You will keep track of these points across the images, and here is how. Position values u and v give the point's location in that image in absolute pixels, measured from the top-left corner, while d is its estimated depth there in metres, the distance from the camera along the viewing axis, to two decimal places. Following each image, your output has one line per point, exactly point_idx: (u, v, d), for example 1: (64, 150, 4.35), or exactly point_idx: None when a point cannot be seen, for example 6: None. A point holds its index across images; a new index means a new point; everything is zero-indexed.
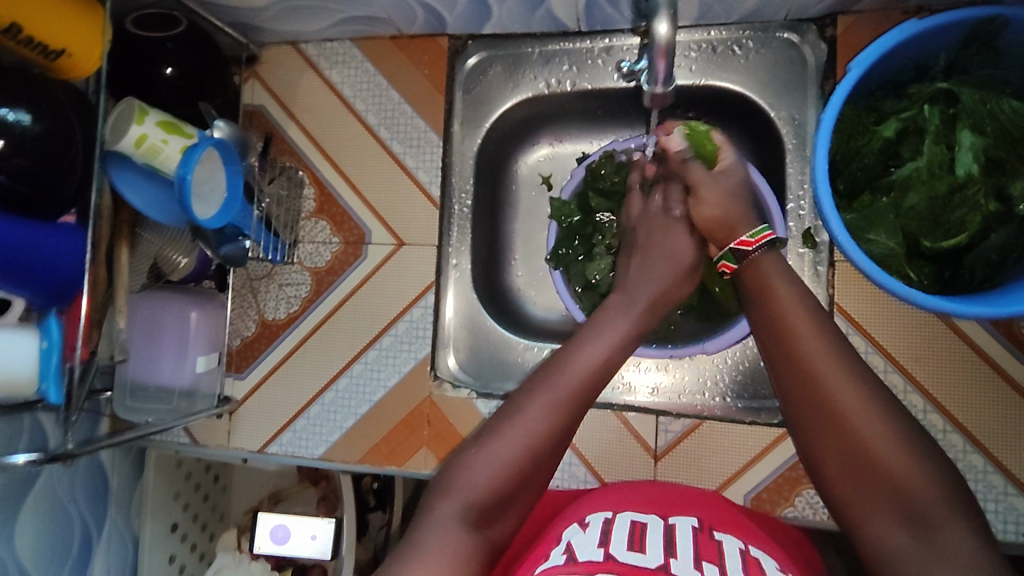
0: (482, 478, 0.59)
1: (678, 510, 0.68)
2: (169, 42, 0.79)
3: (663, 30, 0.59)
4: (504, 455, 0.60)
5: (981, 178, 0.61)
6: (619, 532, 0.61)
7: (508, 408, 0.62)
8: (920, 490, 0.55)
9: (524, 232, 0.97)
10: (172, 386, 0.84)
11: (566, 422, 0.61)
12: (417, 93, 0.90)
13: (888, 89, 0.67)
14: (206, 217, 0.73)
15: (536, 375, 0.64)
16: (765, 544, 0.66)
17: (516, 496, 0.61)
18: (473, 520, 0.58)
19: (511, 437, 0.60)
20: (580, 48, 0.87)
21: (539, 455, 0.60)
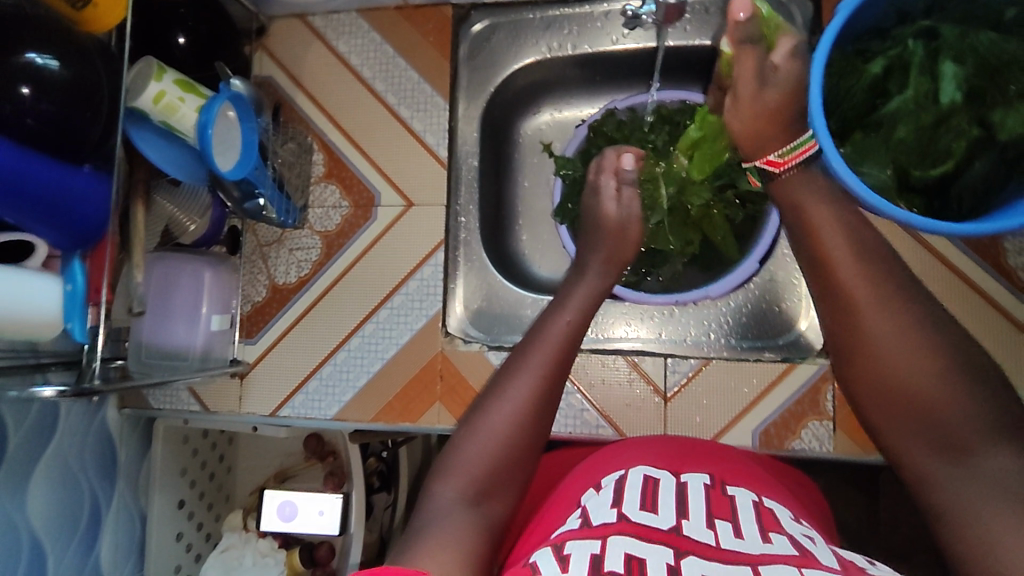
0: (475, 454, 0.60)
1: (689, 466, 0.68)
2: (182, 9, 0.83)
3: None
4: (491, 432, 0.61)
5: (964, 107, 0.65)
6: (632, 489, 0.61)
7: (492, 388, 0.64)
8: (959, 419, 0.51)
9: (529, 195, 1.00)
10: (185, 345, 0.85)
11: (545, 389, 0.64)
12: (423, 59, 0.93)
13: (873, 34, 0.70)
14: (227, 168, 0.76)
15: (515, 354, 0.67)
16: (777, 495, 0.66)
17: (514, 473, 0.62)
18: (474, 495, 0.59)
19: (496, 412, 0.62)
20: (579, 13, 0.91)
21: (524, 427, 0.62)
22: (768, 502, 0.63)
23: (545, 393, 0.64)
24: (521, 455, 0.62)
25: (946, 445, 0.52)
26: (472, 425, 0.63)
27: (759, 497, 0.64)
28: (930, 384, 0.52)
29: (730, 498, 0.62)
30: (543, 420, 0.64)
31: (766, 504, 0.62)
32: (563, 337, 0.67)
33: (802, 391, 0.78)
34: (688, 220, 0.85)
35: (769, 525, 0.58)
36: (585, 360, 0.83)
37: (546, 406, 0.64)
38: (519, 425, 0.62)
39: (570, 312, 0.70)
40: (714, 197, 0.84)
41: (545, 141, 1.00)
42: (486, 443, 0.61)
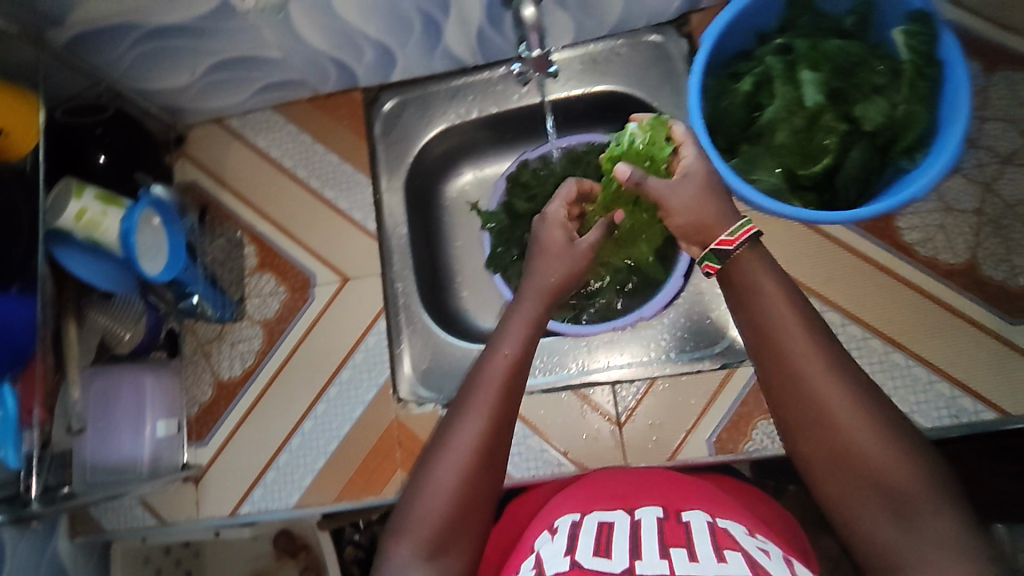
0: (424, 515, 0.58)
1: (643, 499, 0.68)
2: (99, 127, 0.86)
3: (529, 11, 0.72)
4: (443, 480, 0.59)
5: (830, 106, 0.73)
6: (588, 534, 0.61)
7: (442, 432, 0.62)
8: (899, 479, 0.50)
9: (463, 254, 1.03)
10: (130, 458, 0.84)
11: (492, 434, 0.60)
12: (340, 142, 0.98)
13: (741, 58, 0.79)
14: (155, 272, 0.77)
15: (464, 389, 0.63)
16: (729, 511, 0.66)
17: (470, 523, 0.60)
18: (428, 553, 0.58)
19: (441, 469, 0.59)
20: (480, 79, 0.97)
21: (477, 473, 0.59)
22: (721, 523, 0.63)
23: (491, 439, 0.60)
24: (473, 507, 0.59)
25: (895, 509, 0.50)
26: (418, 484, 0.60)
27: (712, 518, 0.63)
28: (880, 447, 0.51)
29: (684, 526, 0.62)
30: (491, 470, 0.60)
31: (719, 524, 0.62)
32: (505, 373, 0.63)
33: (745, 393, 0.81)
34: (619, 242, 0.81)
35: (723, 543, 0.59)
36: (537, 400, 0.85)
37: (494, 451, 0.60)
38: (469, 476, 0.59)
39: (514, 339, 0.65)
40: None
41: (472, 201, 1.04)
42: (432, 503, 0.58)
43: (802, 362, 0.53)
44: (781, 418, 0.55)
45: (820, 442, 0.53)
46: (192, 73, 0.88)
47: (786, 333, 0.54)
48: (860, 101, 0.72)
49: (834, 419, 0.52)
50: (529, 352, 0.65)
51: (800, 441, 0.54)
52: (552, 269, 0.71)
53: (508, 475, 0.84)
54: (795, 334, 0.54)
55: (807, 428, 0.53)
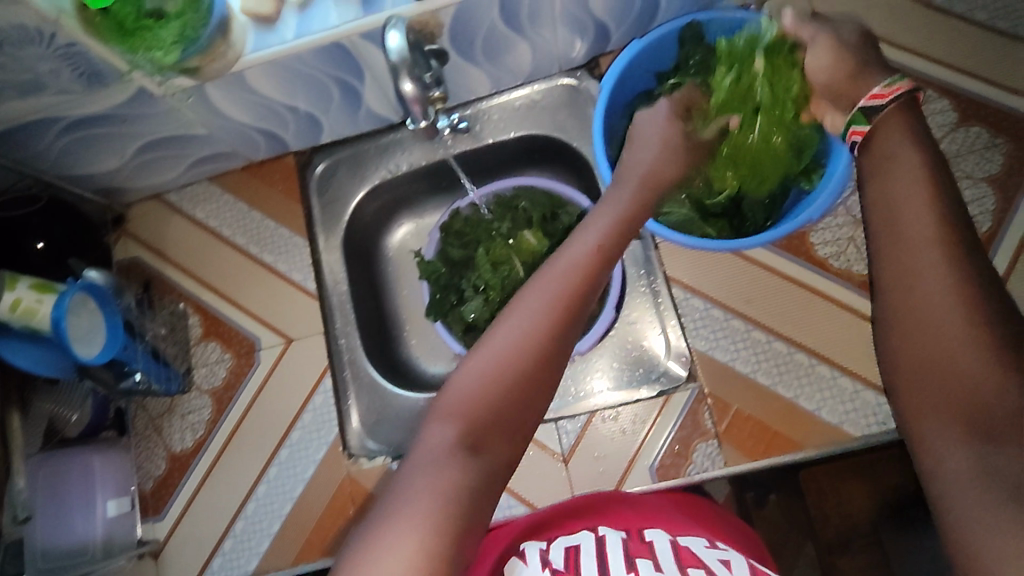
0: (469, 395, 0.52)
1: (606, 522, 0.69)
2: (35, 217, 0.89)
3: (408, 87, 0.71)
4: (496, 359, 0.53)
5: None
6: (558, 557, 0.62)
7: (504, 313, 0.56)
8: (995, 396, 0.44)
9: (408, 303, 1.04)
10: (81, 541, 0.85)
11: (558, 322, 0.54)
12: (276, 207, 1.01)
13: (644, 96, 0.84)
14: (89, 355, 0.79)
15: (534, 277, 0.58)
16: (688, 530, 0.69)
17: (521, 416, 0.53)
18: (470, 439, 0.50)
19: (497, 349, 0.53)
20: (407, 134, 1.01)
21: (540, 359, 0.53)
22: (682, 540, 0.66)
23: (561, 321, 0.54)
24: (524, 402, 0.52)
25: (979, 428, 0.44)
26: (466, 364, 0.54)
27: (673, 536, 0.67)
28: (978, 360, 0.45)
29: (650, 545, 0.64)
30: (552, 364, 0.53)
31: (679, 541, 0.65)
32: (583, 264, 0.57)
33: (683, 417, 0.82)
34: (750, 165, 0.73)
35: (688, 562, 0.62)
36: None
37: (556, 340, 0.54)
38: (528, 359, 0.53)
39: (594, 234, 0.60)
40: None
41: (413, 249, 1.06)
42: (478, 383, 0.52)
43: (909, 254, 0.49)
44: (879, 315, 0.52)
45: (919, 344, 0.48)
46: (122, 156, 0.91)
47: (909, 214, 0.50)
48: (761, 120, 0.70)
49: (934, 316, 0.47)
50: (608, 247, 0.59)
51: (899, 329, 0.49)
52: (638, 163, 0.67)
53: None
54: (917, 224, 0.49)
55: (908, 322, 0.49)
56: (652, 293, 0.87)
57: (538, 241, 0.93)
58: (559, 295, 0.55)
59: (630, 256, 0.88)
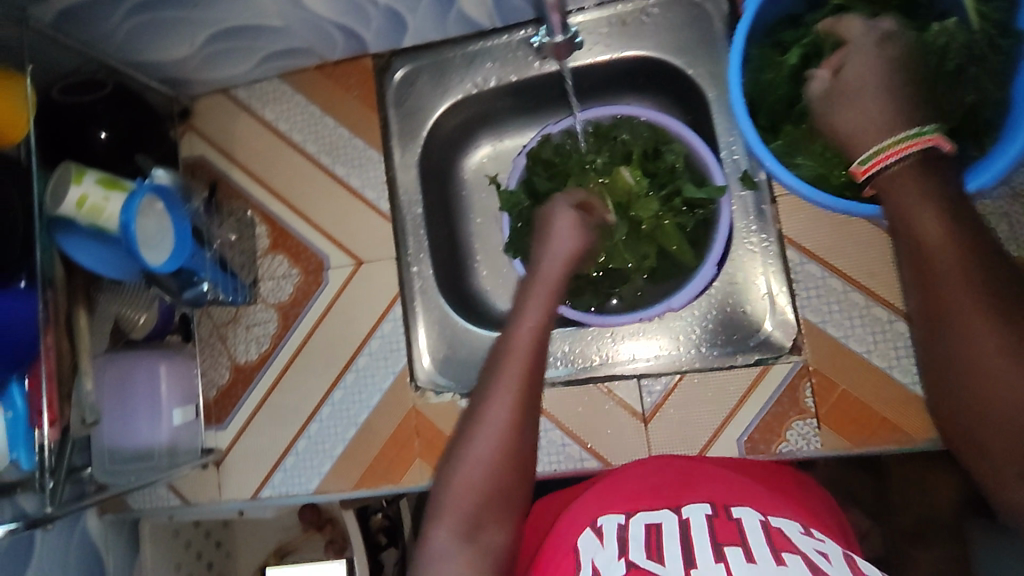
0: (460, 495, 0.59)
1: (688, 497, 0.65)
2: (99, 103, 0.81)
3: None
4: (481, 457, 0.60)
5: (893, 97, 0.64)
6: (637, 536, 0.59)
7: (472, 410, 0.63)
8: None
9: (483, 234, 0.97)
10: (149, 445, 0.83)
11: (522, 414, 0.62)
12: (350, 113, 0.92)
13: (786, 22, 0.71)
14: (158, 262, 0.74)
15: (491, 362, 0.66)
16: (780, 510, 0.63)
17: (509, 497, 0.61)
18: (468, 530, 0.58)
19: (474, 452, 0.60)
20: (499, 44, 0.90)
21: (509, 445, 0.61)
22: (775, 521, 0.60)
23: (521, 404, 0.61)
24: (510, 485, 0.61)
25: None
26: (451, 465, 0.61)
27: (765, 517, 0.61)
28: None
29: (738, 522, 0.59)
30: (522, 450, 0.61)
31: (772, 522, 0.60)
32: (530, 350, 0.64)
33: (780, 391, 0.76)
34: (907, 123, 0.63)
35: (781, 545, 0.56)
36: (560, 393, 0.82)
37: (522, 430, 0.62)
38: (502, 446, 0.60)
39: (536, 312, 0.67)
40: (662, 207, 0.84)
41: (490, 174, 0.97)
42: (468, 478, 0.60)
43: (963, 327, 0.54)
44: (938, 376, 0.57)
45: (980, 402, 0.54)
46: (190, 45, 0.82)
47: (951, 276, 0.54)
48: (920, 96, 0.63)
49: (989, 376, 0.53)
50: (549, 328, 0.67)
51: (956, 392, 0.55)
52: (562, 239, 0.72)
53: None
54: (958, 290, 0.54)
55: (968, 381, 0.54)
56: (762, 252, 0.80)
57: (636, 181, 0.82)
58: (516, 380, 0.63)
59: (740, 208, 0.81)
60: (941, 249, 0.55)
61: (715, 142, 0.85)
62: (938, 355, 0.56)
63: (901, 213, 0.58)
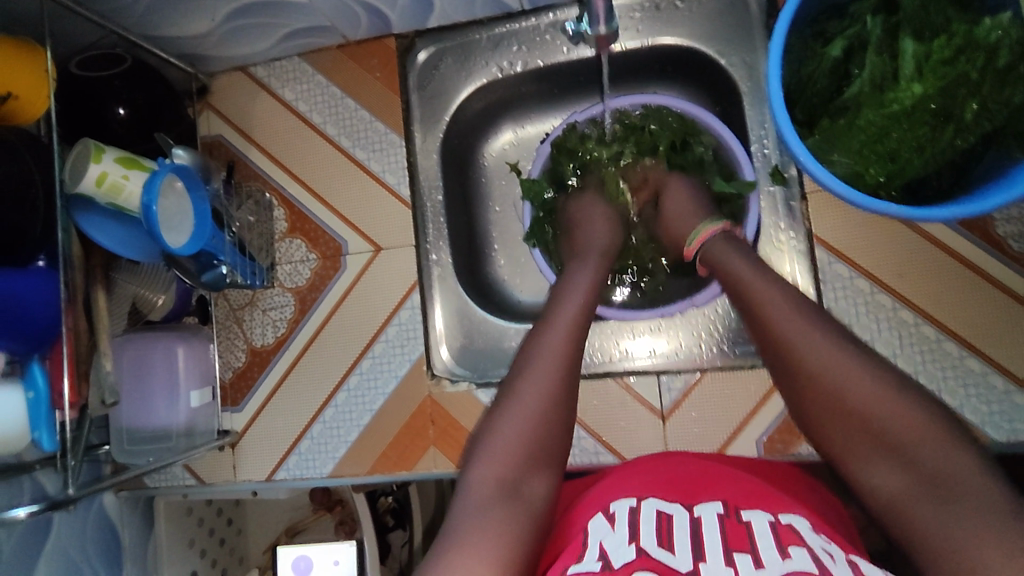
0: (502, 447, 0.60)
1: (703, 494, 0.65)
2: (116, 79, 0.79)
3: None
4: (522, 413, 0.62)
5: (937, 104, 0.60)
6: (648, 522, 0.58)
7: (514, 374, 0.65)
8: (920, 443, 0.55)
9: (502, 222, 0.96)
10: (167, 426, 0.83)
11: (565, 379, 0.64)
12: (371, 95, 0.90)
13: (831, 12, 0.68)
14: (178, 245, 0.73)
15: (532, 334, 0.69)
16: (793, 508, 0.63)
17: (550, 451, 0.62)
18: (512, 479, 0.59)
19: (522, 405, 0.62)
20: (526, 27, 0.87)
21: (553, 406, 0.62)
22: (785, 520, 0.59)
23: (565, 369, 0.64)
24: (550, 441, 0.62)
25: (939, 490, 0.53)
26: (497, 418, 0.63)
27: (774, 517, 0.60)
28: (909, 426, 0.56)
29: (747, 526, 0.58)
30: (567, 413, 0.63)
31: (783, 521, 0.59)
32: (571, 322, 0.67)
33: None
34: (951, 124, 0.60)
35: (788, 542, 0.56)
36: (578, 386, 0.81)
37: (567, 392, 0.64)
38: (546, 407, 0.62)
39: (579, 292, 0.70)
40: None
41: (511, 161, 0.96)
42: (510, 431, 0.61)
43: (810, 364, 0.60)
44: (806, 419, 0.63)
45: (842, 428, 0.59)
46: (211, 20, 0.80)
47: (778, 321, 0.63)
48: (969, 96, 0.59)
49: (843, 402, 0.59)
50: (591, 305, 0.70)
51: (822, 423, 0.61)
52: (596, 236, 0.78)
53: None
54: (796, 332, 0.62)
55: (837, 427, 0.59)
56: (791, 247, 0.78)
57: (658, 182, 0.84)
58: (559, 347, 0.65)
59: (768, 203, 0.80)
60: (764, 302, 0.64)
61: (745, 135, 0.82)
62: (801, 397, 0.62)
63: (732, 271, 0.68)
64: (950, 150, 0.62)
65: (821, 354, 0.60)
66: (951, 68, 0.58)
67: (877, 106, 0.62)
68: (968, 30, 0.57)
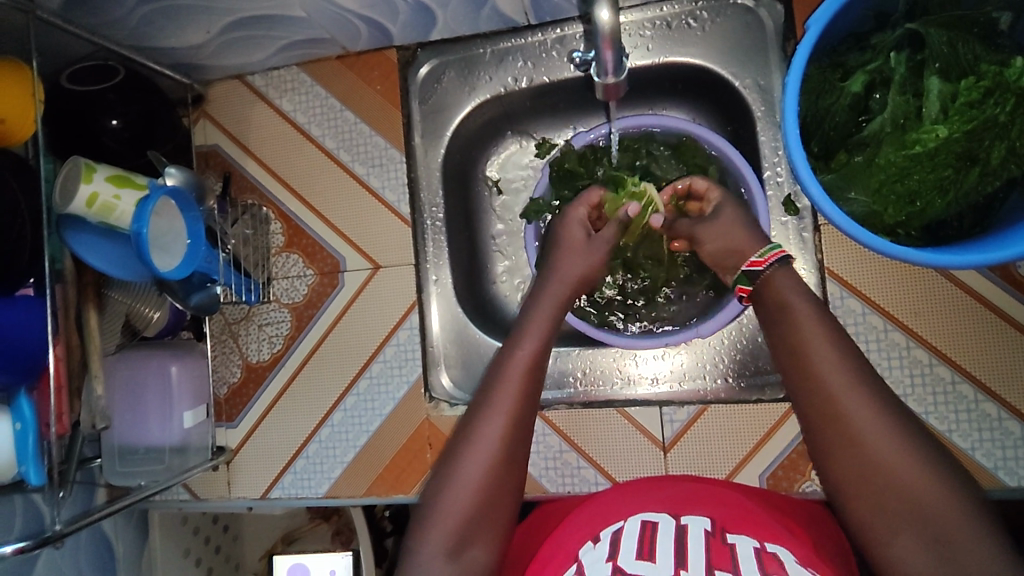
0: (445, 513, 0.58)
1: (689, 508, 0.65)
2: (110, 92, 0.76)
3: (605, 16, 0.55)
4: (469, 475, 0.59)
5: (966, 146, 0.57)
6: (630, 537, 0.59)
7: (464, 429, 0.62)
8: (945, 518, 0.51)
9: (504, 238, 0.94)
10: (161, 445, 0.82)
11: (513, 434, 0.61)
12: (372, 109, 0.87)
13: (851, 43, 0.66)
14: (169, 269, 0.72)
15: (488, 378, 0.65)
16: (786, 539, 0.61)
17: (496, 516, 0.60)
18: (454, 549, 0.57)
19: (466, 471, 0.59)
20: (532, 42, 0.84)
21: (500, 467, 0.59)
22: (770, 547, 0.58)
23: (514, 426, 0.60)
24: (497, 502, 0.60)
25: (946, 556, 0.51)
26: (442, 481, 0.60)
27: (760, 543, 0.59)
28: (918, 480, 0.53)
29: (731, 548, 0.58)
30: (514, 469, 0.61)
31: (767, 548, 0.58)
32: (524, 370, 0.63)
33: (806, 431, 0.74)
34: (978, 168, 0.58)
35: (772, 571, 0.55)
36: (578, 414, 0.80)
37: (515, 453, 0.61)
38: (491, 470, 0.59)
39: (537, 334, 0.66)
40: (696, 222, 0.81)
41: (515, 176, 0.93)
42: (456, 497, 0.58)
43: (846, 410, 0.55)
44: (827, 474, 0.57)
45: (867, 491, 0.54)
46: (207, 32, 0.77)
47: (817, 359, 0.57)
48: (994, 139, 0.56)
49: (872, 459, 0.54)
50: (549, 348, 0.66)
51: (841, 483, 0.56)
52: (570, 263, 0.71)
53: (540, 487, 0.80)
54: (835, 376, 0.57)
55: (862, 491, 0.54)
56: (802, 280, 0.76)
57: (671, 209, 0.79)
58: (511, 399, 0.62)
59: (780, 234, 0.77)
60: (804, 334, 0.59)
61: (757, 159, 0.80)
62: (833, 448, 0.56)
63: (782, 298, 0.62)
64: (973, 193, 0.60)
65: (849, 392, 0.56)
66: (978, 110, 0.55)
67: (898, 145, 0.60)
68: (998, 71, 0.56)
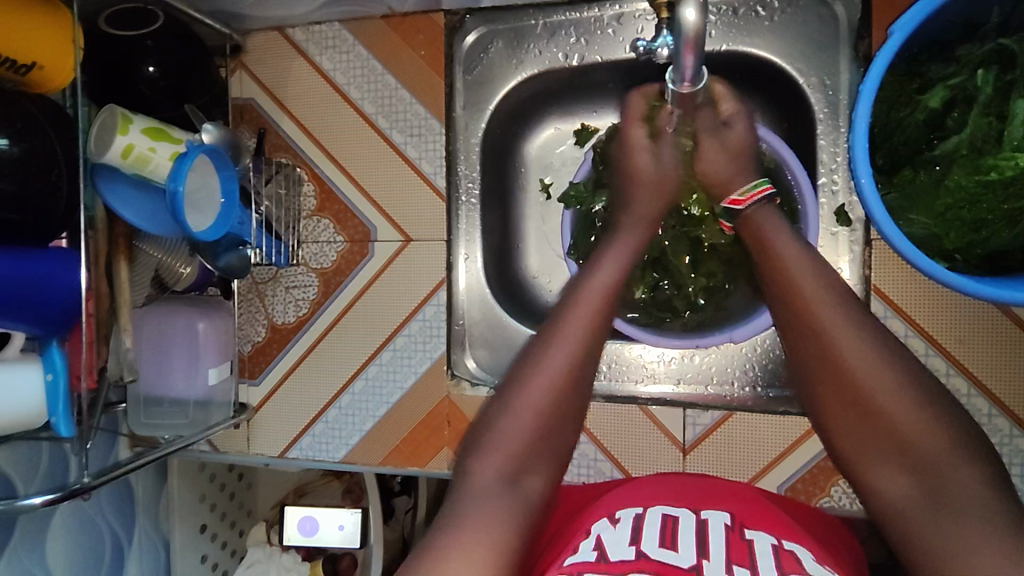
0: (511, 434, 0.57)
1: (708, 503, 0.62)
2: (149, 39, 0.73)
3: (691, 17, 0.48)
4: (531, 402, 0.58)
5: None
6: (652, 526, 0.56)
7: (528, 357, 0.60)
8: None
9: (538, 218, 0.91)
10: (184, 399, 0.82)
11: (580, 364, 0.59)
12: (413, 74, 0.84)
13: (933, 51, 0.62)
14: (203, 228, 0.70)
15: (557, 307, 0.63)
16: (802, 540, 0.58)
17: (549, 443, 0.58)
18: (509, 475, 0.56)
19: (527, 399, 0.58)
20: (588, 17, 0.81)
21: (562, 395, 0.59)
22: (788, 545, 0.55)
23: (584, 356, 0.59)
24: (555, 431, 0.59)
25: None
26: (501, 409, 0.59)
27: (778, 540, 0.56)
28: (928, 445, 0.51)
29: (750, 544, 0.54)
30: (572, 411, 0.60)
31: (786, 546, 0.55)
32: (599, 297, 0.62)
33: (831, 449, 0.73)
34: None
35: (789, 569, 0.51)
36: (599, 408, 0.79)
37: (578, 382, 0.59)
38: (556, 396, 0.58)
39: (605, 271, 0.64)
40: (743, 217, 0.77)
41: (554, 155, 0.90)
42: (522, 421, 0.57)
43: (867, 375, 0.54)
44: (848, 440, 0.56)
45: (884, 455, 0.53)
46: None
47: (842, 327, 0.56)
48: None
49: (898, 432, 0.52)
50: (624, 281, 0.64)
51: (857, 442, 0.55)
52: None
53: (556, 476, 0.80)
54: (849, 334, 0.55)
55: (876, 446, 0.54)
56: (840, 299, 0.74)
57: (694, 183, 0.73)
58: (583, 325, 0.60)
59: (828, 243, 0.74)
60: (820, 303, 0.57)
61: (812, 163, 0.76)
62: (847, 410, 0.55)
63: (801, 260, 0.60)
64: None
65: (872, 374, 0.54)
66: None
67: (972, 169, 0.56)
68: None
